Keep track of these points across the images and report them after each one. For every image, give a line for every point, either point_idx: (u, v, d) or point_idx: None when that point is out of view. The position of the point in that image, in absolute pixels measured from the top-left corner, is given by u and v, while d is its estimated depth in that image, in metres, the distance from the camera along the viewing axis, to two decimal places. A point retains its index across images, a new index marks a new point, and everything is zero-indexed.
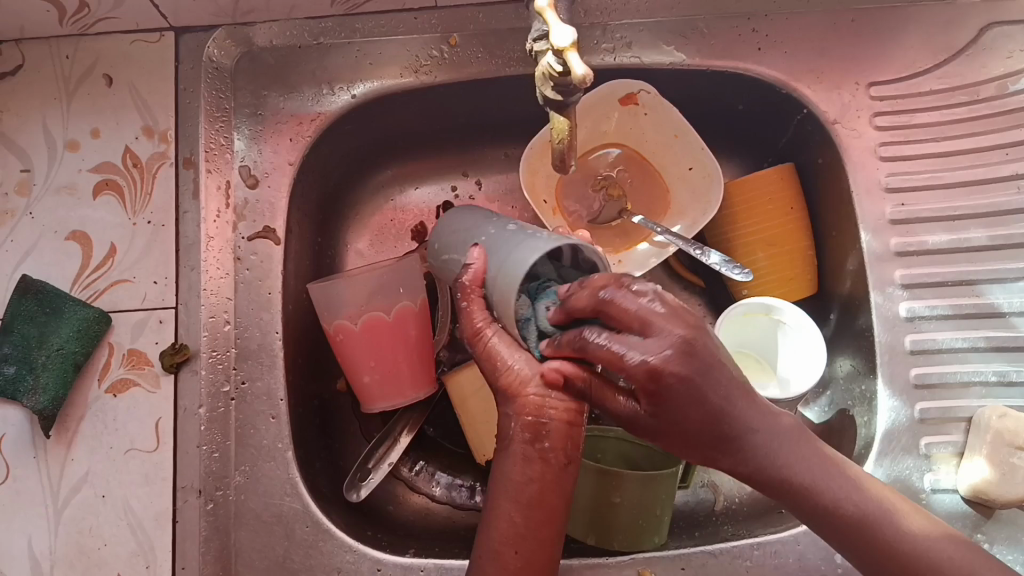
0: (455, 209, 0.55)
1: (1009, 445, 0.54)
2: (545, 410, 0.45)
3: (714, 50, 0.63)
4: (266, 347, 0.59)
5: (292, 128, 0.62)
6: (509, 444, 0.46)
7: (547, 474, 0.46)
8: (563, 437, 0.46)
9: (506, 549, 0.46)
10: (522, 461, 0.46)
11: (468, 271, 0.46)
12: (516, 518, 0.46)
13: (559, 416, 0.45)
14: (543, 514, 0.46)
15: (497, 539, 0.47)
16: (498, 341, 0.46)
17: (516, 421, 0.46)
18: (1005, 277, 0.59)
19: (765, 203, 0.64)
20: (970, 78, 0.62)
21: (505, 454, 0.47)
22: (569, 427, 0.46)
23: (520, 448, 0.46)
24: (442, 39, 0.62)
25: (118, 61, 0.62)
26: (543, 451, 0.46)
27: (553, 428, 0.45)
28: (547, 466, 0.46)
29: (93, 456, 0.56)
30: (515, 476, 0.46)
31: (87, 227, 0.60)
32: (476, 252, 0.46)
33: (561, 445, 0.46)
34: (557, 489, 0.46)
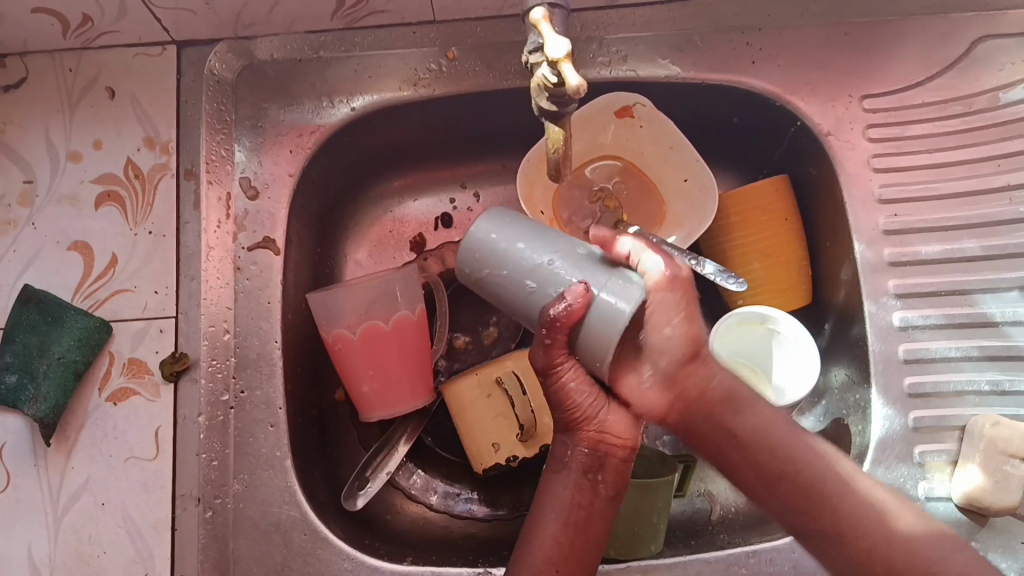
0: (491, 216, 0.49)
1: (1003, 454, 0.55)
2: (600, 444, 0.49)
3: (709, 63, 0.64)
4: (266, 355, 0.59)
5: (292, 140, 0.62)
6: (564, 471, 0.50)
7: (594, 503, 0.50)
8: (616, 473, 0.50)
9: (549, 567, 0.48)
10: (575, 487, 0.50)
11: (562, 307, 0.43)
12: (562, 538, 0.49)
13: (616, 453, 0.50)
14: (588, 538, 0.49)
15: (541, 555, 0.48)
16: (571, 378, 0.47)
17: (574, 451, 0.50)
18: (997, 287, 0.60)
19: (759, 213, 0.65)
20: (961, 91, 0.63)
21: (557, 477, 0.51)
22: (622, 465, 0.50)
23: (574, 477, 0.50)
24: (440, 53, 0.63)
25: (121, 74, 0.63)
26: (595, 481, 0.50)
27: (608, 463, 0.50)
28: (596, 495, 0.50)
29: (93, 464, 0.57)
30: (565, 497, 0.50)
31: (89, 237, 0.60)
32: (576, 290, 0.43)
33: (614, 479, 0.50)
34: (602, 519, 0.50)
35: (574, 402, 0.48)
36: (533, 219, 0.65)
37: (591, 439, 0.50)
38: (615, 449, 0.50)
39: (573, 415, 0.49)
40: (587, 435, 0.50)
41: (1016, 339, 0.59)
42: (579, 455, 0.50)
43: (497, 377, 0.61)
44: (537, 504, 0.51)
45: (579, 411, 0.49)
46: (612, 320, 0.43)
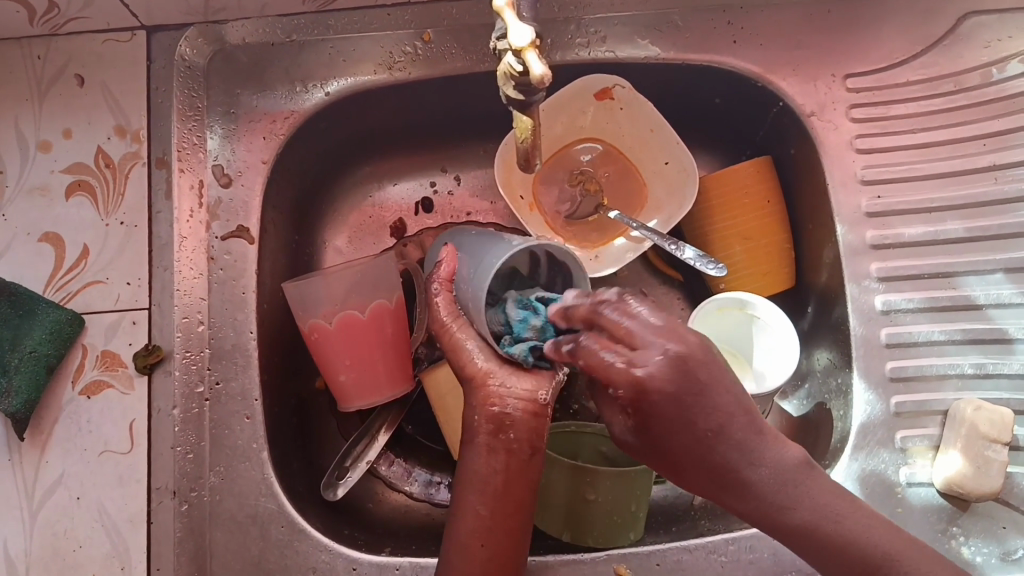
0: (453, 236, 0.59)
1: (984, 438, 0.54)
2: (503, 403, 0.48)
3: (690, 43, 0.62)
4: (241, 346, 0.59)
5: (265, 126, 0.61)
6: (476, 437, 0.49)
7: (511, 465, 0.49)
8: (525, 430, 0.49)
9: (473, 541, 0.48)
10: (487, 453, 0.49)
11: (439, 267, 0.52)
12: (481, 510, 0.49)
13: (522, 409, 0.49)
14: (510, 502, 0.49)
15: (465, 531, 0.49)
16: (463, 340, 0.50)
17: (480, 414, 0.49)
18: (981, 269, 0.59)
19: (741, 195, 0.64)
20: (949, 68, 0.62)
21: (470, 447, 0.50)
22: (533, 420, 0.49)
23: (484, 440, 0.49)
24: (416, 35, 0.62)
25: (90, 60, 0.61)
26: (508, 443, 0.49)
27: (515, 421, 0.49)
28: (512, 457, 0.49)
29: (67, 458, 0.56)
30: (481, 469, 0.49)
31: (60, 228, 0.59)
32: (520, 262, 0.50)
33: (524, 437, 0.49)
34: (521, 480, 0.49)
35: (468, 360, 0.50)
36: (512, 206, 0.64)
37: (494, 399, 0.49)
38: (520, 408, 0.49)
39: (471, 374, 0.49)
40: (490, 396, 0.49)
41: (1000, 321, 0.58)
42: (485, 419, 0.49)
43: None
44: (458, 479, 0.50)
45: (477, 369, 0.49)
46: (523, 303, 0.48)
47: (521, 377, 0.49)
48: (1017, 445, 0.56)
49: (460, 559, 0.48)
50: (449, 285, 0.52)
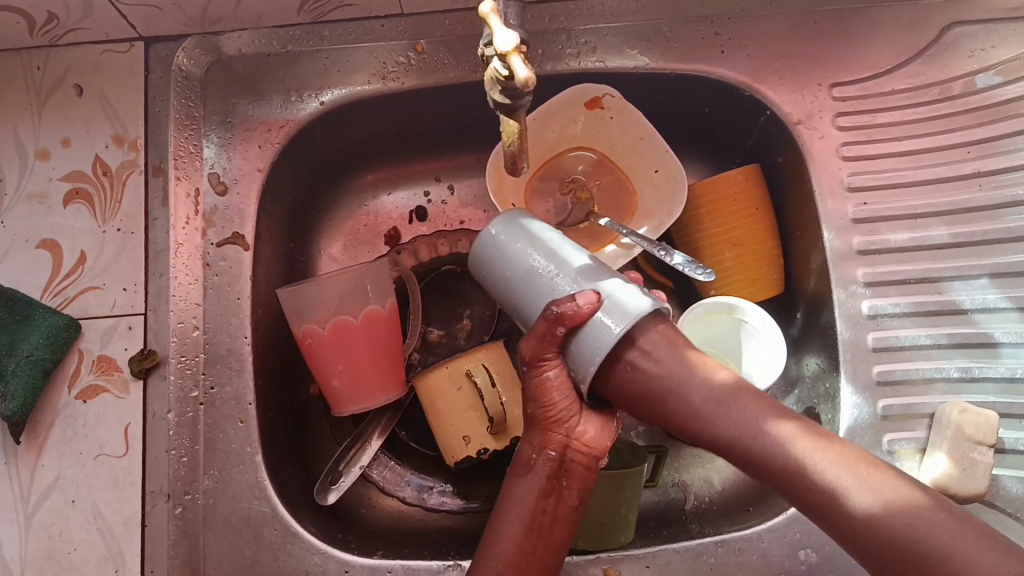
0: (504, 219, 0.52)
1: (969, 441, 0.55)
2: (567, 450, 0.49)
3: (678, 53, 0.63)
4: (235, 351, 0.59)
5: (261, 135, 0.62)
6: (531, 474, 0.50)
7: (558, 508, 0.50)
8: (580, 479, 0.50)
9: (509, 571, 0.48)
10: (539, 492, 0.49)
11: (560, 307, 0.45)
12: (524, 543, 0.48)
13: (581, 460, 0.49)
14: (550, 543, 0.49)
15: (502, 560, 0.48)
16: (554, 375, 0.47)
17: (540, 453, 0.49)
18: (966, 274, 0.60)
19: (730, 202, 0.65)
20: (933, 77, 0.63)
21: (524, 482, 0.50)
22: (587, 471, 0.50)
23: (540, 480, 0.49)
24: (409, 46, 0.63)
25: (88, 71, 0.63)
26: (560, 488, 0.50)
27: (573, 468, 0.49)
28: (560, 501, 0.50)
29: (63, 461, 0.57)
30: (529, 505, 0.49)
31: (57, 235, 0.60)
32: (588, 296, 0.45)
33: (579, 485, 0.50)
34: (563, 525, 0.50)
35: (552, 401, 0.48)
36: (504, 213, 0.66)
37: (558, 442, 0.49)
38: (581, 457, 0.49)
39: (548, 415, 0.48)
40: (554, 438, 0.49)
41: (985, 326, 0.59)
42: (547, 460, 0.49)
43: (467, 370, 0.61)
44: (500, 507, 0.50)
45: (555, 412, 0.48)
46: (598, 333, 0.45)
47: (588, 426, 0.49)
48: (1004, 447, 0.57)
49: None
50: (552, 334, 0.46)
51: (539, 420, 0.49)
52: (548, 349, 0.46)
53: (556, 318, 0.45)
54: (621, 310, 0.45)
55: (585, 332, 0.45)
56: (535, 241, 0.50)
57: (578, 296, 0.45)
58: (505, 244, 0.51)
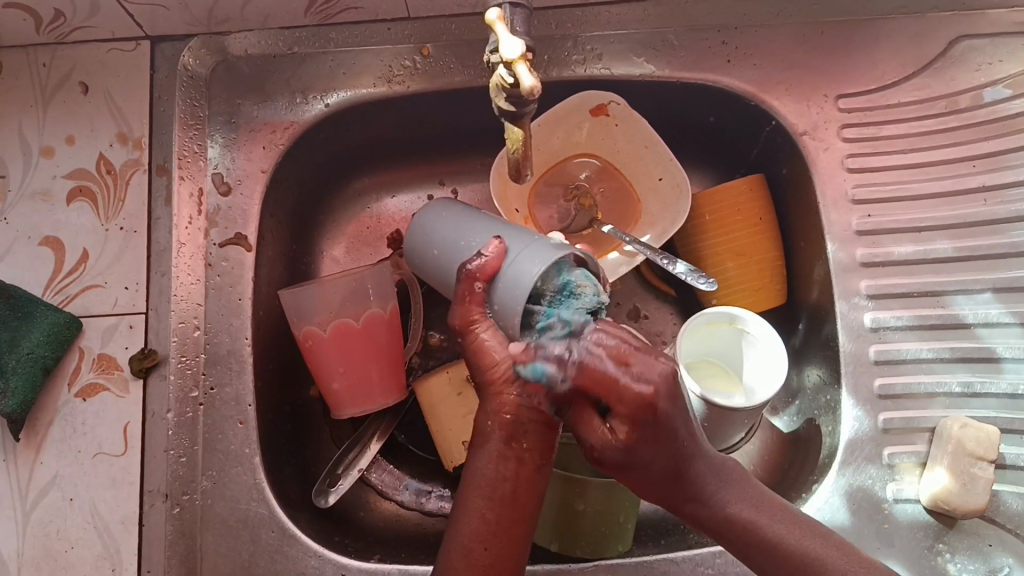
0: (428, 206, 0.57)
1: (970, 456, 0.55)
2: (522, 410, 0.45)
3: (684, 62, 0.63)
4: (235, 352, 0.59)
5: (265, 136, 0.62)
6: (486, 441, 0.46)
7: (521, 472, 0.46)
8: (538, 437, 0.46)
9: (476, 546, 0.45)
10: (497, 459, 0.45)
11: (479, 261, 0.46)
12: (487, 514, 0.45)
13: (538, 417, 0.45)
14: (517, 512, 0.46)
15: (467, 536, 0.45)
16: (489, 338, 0.45)
17: (494, 419, 0.45)
18: (970, 288, 0.60)
19: (733, 212, 0.65)
20: (940, 90, 0.63)
21: (480, 450, 0.46)
22: (547, 427, 0.46)
23: (497, 445, 0.45)
24: (415, 50, 0.63)
25: (95, 69, 0.63)
26: (520, 451, 0.46)
27: (530, 428, 0.45)
28: (523, 465, 0.46)
29: (61, 459, 0.57)
30: (488, 474, 0.45)
31: (60, 232, 0.60)
32: (493, 246, 0.46)
33: (538, 444, 0.46)
34: (529, 490, 0.46)
35: (494, 360, 0.45)
36: (508, 219, 0.65)
37: (510, 404, 0.45)
38: (536, 414, 0.45)
39: (494, 376, 0.45)
40: (506, 399, 0.45)
41: (988, 340, 0.59)
42: (501, 423, 0.45)
43: (468, 376, 0.61)
44: (462, 481, 0.47)
45: (501, 372, 0.45)
46: (513, 279, 0.44)
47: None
48: (1004, 463, 0.57)
49: (461, 564, 0.45)
50: (479, 287, 0.46)
51: (485, 382, 0.45)
52: (477, 307, 0.46)
53: (468, 273, 0.46)
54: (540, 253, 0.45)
55: (501, 281, 0.45)
56: (461, 226, 0.53)
57: (485, 251, 0.46)
58: (433, 225, 0.55)
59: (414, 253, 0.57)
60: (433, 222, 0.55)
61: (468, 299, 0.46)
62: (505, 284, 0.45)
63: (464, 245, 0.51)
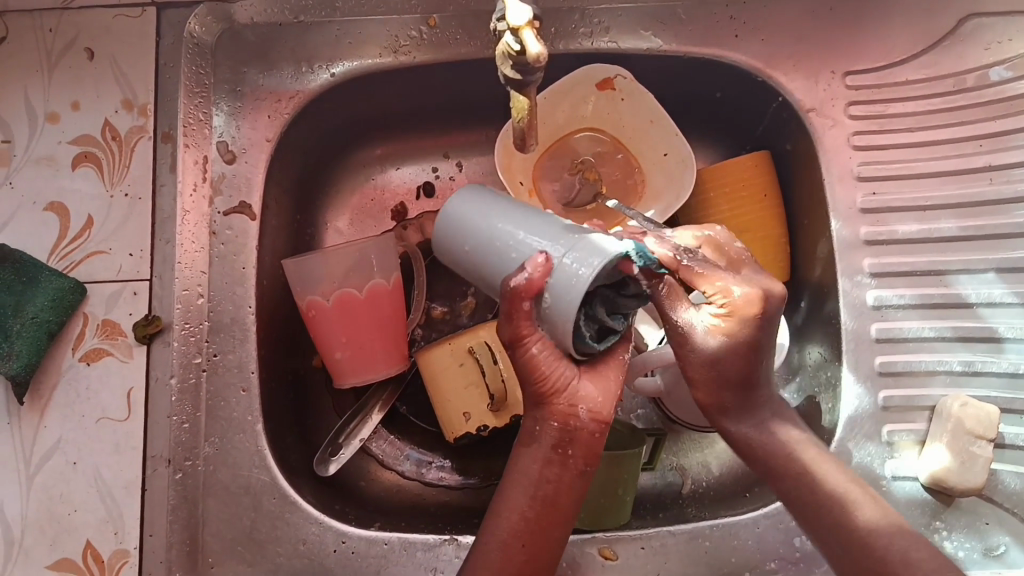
0: (460, 197, 0.55)
1: (969, 435, 0.55)
2: (569, 418, 0.48)
3: (692, 36, 0.63)
4: (239, 320, 0.60)
5: (270, 105, 0.62)
6: (533, 445, 0.49)
7: (564, 477, 0.49)
8: (584, 445, 0.49)
9: (514, 542, 0.48)
10: (543, 461, 0.49)
11: (522, 279, 0.44)
12: (527, 513, 0.49)
13: (586, 425, 0.48)
14: (554, 513, 0.49)
15: (506, 530, 0.49)
16: (539, 351, 0.46)
17: (543, 424, 0.49)
18: (973, 267, 0.60)
19: (741, 187, 0.65)
20: (949, 68, 0.62)
21: (527, 452, 0.49)
22: (593, 438, 0.49)
23: (544, 450, 0.49)
24: (421, 20, 0.63)
25: (100, 34, 0.62)
26: (565, 457, 0.49)
27: (577, 437, 0.49)
28: (566, 470, 0.49)
29: (66, 423, 0.57)
30: (531, 474, 0.49)
31: (65, 198, 0.60)
32: (537, 261, 0.44)
33: (582, 451, 0.49)
34: (571, 493, 0.49)
35: (546, 373, 0.47)
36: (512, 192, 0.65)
37: (559, 410, 0.48)
38: (585, 425, 0.48)
39: (543, 386, 0.48)
40: (555, 407, 0.48)
41: (990, 320, 0.59)
42: (550, 429, 0.49)
43: (470, 347, 0.61)
44: (507, 478, 0.50)
45: (551, 382, 0.47)
46: (561, 291, 0.42)
47: (590, 390, 0.48)
48: (1003, 442, 0.57)
49: (496, 555, 0.48)
50: (525, 302, 0.45)
51: (537, 391, 0.48)
52: (525, 322, 0.46)
53: (512, 292, 0.44)
54: (584, 257, 0.42)
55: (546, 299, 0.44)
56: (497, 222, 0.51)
57: (526, 266, 0.44)
58: (469, 217, 0.53)
59: (449, 239, 0.54)
60: (467, 218, 0.53)
61: (516, 315, 0.46)
62: (552, 295, 0.43)
63: (505, 246, 0.49)
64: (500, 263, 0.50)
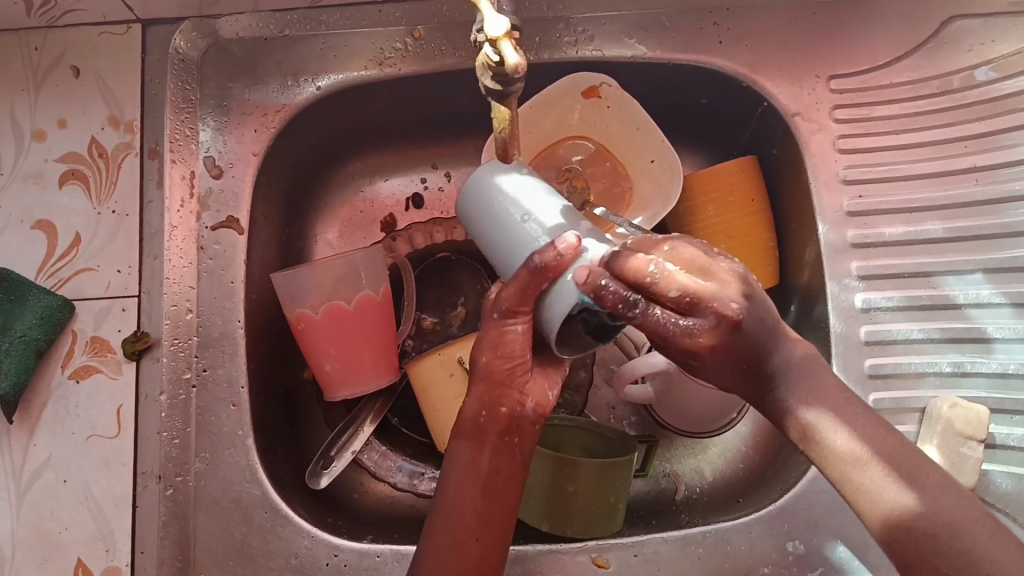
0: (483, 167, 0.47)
1: (959, 435, 0.55)
2: (516, 406, 0.48)
3: (676, 44, 0.63)
4: (228, 334, 0.60)
5: (257, 119, 0.62)
6: (479, 433, 0.48)
7: (511, 467, 0.49)
8: (527, 433, 0.49)
9: (467, 538, 0.47)
10: (490, 452, 0.48)
11: (547, 258, 0.42)
12: (478, 507, 0.48)
13: (529, 414, 0.49)
14: (505, 507, 0.48)
15: (458, 527, 0.48)
16: (518, 329, 0.46)
17: (488, 411, 0.48)
18: (960, 268, 0.60)
19: (725, 193, 0.65)
20: (933, 71, 0.63)
21: (475, 441, 0.48)
22: (534, 427, 0.49)
23: (491, 439, 0.48)
24: (406, 32, 0.63)
25: (85, 51, 0.62)
26: (510, 446, 0.49)
27: (522, 426, 0.49)
28: (512, 459, 0.49)
29: (55, 441, 0.57)
30: (482, 465, 0.48)
31: (52, 216, 0.60)
32: (568, 244, 0.42)
33: (527, 439, 0.49)
34: (518, 484, 0.49)
35: (510, 352, 0.47)
36: None
37: (506, 397, 0.48)
38: (529, 414, 0.49)
39: (498, 367, 0.47)
40: (504, 393, 0.48)
41: (979, 321, 0.59)
42: (495, 416, 0.48)
43: (459, 357, 0.61)
44: (450, 468, 0.49)
45: (509, 364, 0.47)
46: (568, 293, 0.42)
47: (534, 380, 0.49)
48: (994, 443, 0.57)
49: (449, 554, 0.47)
50: (547, 282, 0.43)
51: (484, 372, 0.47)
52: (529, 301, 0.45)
53: (539, 268, 0.42)
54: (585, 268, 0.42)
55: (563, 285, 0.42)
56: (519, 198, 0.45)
57: (560, 245, 0.42)
58: (485, 188, 0.46)
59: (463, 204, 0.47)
60: (488, 189, 0.46)
61: (527, 286, 0.43)
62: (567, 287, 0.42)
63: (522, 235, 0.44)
64: (501, 250, 0.45)
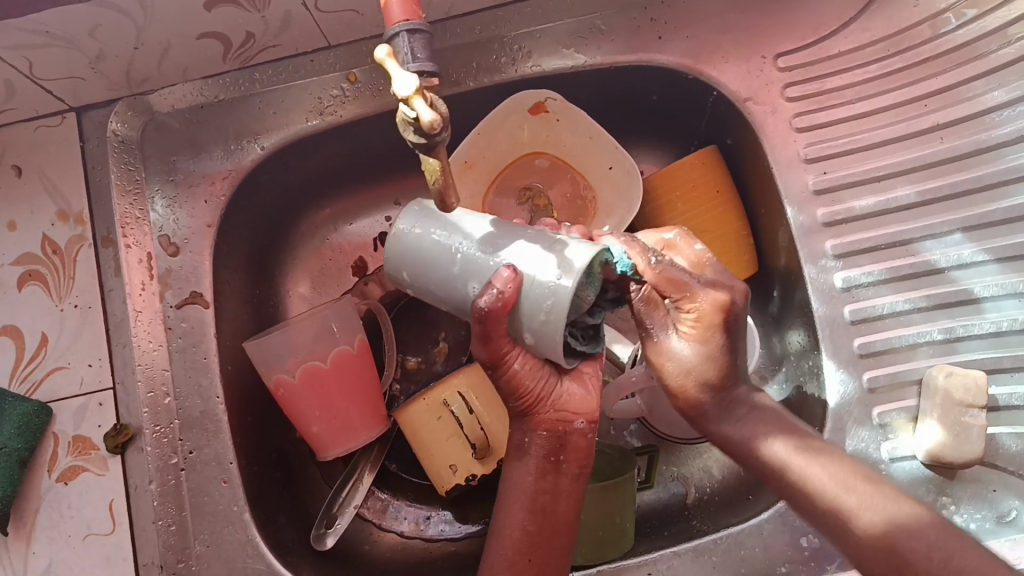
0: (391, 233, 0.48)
1: (959, 405, 0.54)
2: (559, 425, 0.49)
3: (617, 46, 0.62)
4: (210, 412, 0.59)
5: (206, 189, 0.62)
6: (525, 457, 0.50)
7: (560, 485, 0.50)
8: (580, 450, 0.50)
9: (521, 557, 0.49)
10: (537, 472, 0.50)
11: (495, 295, 0.41)
12: (529, 527, 0.49)
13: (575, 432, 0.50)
14: (554, 524, 0.49)
15: (510, 549, 0.49)
16: (521, 365, 0.47)
17: (533, 435, 0.50)
18: (938, 231, 0.58)
19: (690, 188, 0.63)
20: (881, 32, 0.61)
21: (520, 465, 0.50)
22: (583, 442, 0.50)
23: (536, 462, 0.50)
24: (341, 77, 0.62)
25: (24, 148, 0.61)
26: (558, 464, 0.50)
27: (570, 441, 0.50)
28: (560, 475, 0.50)
29: (54, 546, 0.57)
30: (527, 485, 0.50)
31: (16, 321, 0.59)
32: (505, 276, 0.41)
33: (577, 456, 0.50)
34: (570, 499, 0.50)
35: (529, 383, 0.48)
36: None
37: (547, 420, 0.49)
38: (576, 429, 0.50)
39: (527, 400, 0.49)
40: (545, 417, 0.49)
41: (964, 282, 0.57)
42: (539, 439, 0.50)
43: (445, 399, 0.60)
44: (502, 496, 0.51)
45: (534, 393, 0.48)
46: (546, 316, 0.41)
47: (575, 398, 0.50)
48: (997, 406, 0.55)
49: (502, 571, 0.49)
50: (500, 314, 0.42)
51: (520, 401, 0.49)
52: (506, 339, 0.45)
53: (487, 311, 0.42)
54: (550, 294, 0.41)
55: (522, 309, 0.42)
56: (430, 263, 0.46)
57: (495, 280, 0.41)
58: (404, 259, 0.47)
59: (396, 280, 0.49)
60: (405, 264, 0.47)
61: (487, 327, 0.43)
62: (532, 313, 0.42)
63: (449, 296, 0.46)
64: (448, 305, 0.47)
